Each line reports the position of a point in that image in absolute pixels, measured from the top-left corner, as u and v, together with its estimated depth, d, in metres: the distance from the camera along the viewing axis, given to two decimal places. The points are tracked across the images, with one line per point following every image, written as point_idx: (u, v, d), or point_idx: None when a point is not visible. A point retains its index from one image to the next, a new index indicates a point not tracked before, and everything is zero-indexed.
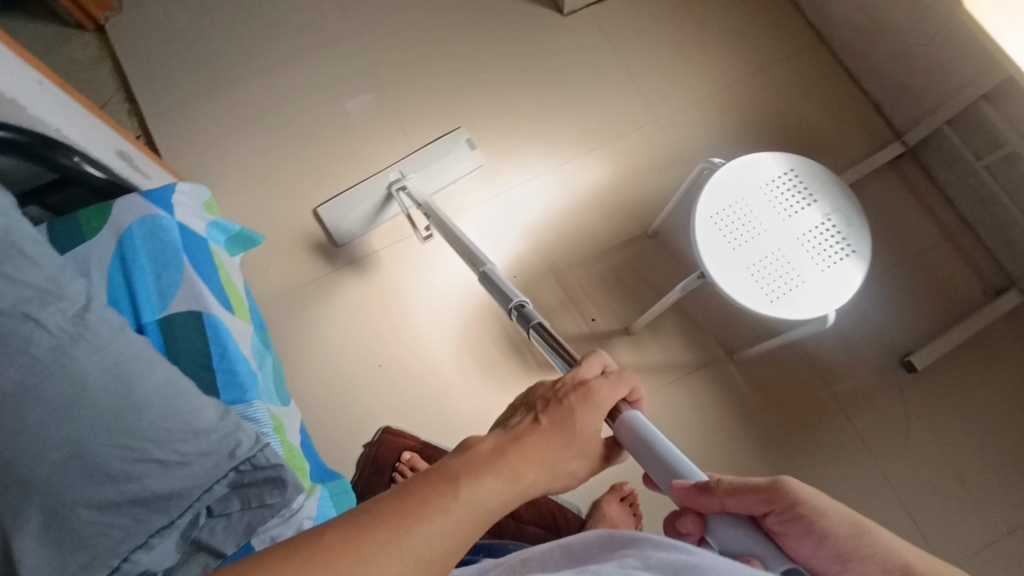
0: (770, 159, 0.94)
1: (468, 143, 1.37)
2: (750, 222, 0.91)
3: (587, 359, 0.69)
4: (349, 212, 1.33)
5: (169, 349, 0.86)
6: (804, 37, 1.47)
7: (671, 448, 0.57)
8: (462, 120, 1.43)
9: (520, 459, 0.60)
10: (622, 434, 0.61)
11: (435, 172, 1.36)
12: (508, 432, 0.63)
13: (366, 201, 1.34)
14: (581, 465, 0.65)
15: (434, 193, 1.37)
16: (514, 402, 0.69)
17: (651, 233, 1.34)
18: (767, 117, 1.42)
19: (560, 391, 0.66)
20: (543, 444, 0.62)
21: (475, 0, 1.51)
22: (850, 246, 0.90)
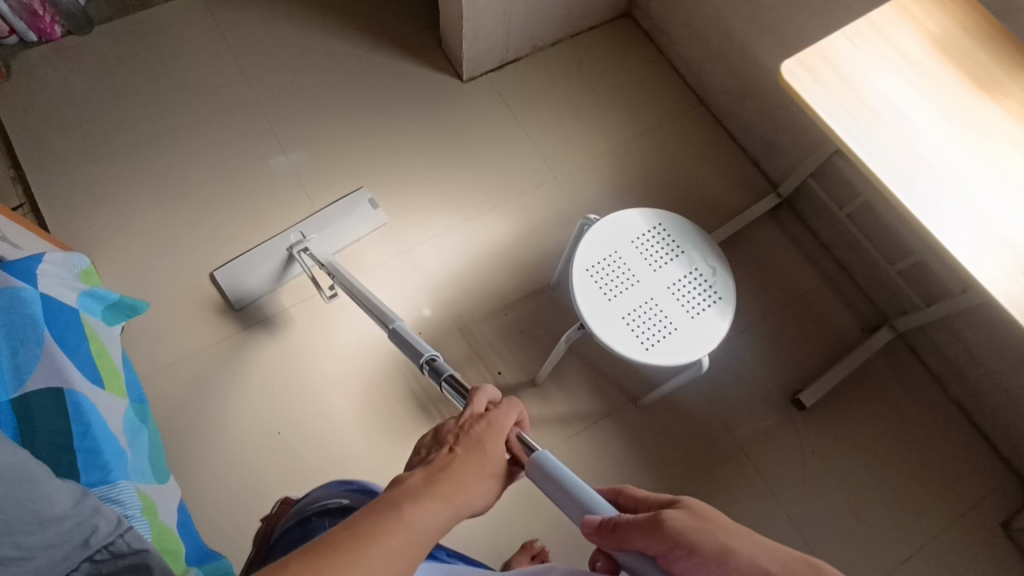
0: (638, 215, 0.99)
1: (371, 203, 1.40)
2: (624, 275, 0.95)
3: (476, 396, 0.71)
4: (252, 273, 1.31)
5: (22, 430, 0.79)
6: (686, 100, 1.60)
7: (575, 483, 0.58)
8: (369, 182, 1.46)
9: (450, 486, 0.61)
10: (529, 471, 0.61)
11: (337, 228, 1.37)
12: (428, 464, 0.63)
13: (268, 259, 1.32)
14: (495, 489, 0.66)
15: (337, 252, 1.37)
16: (424, 440, 0.68)
17: (554, 285, 1.37)
18: (658, 172, 1.52)
19: (466, 424, 0.67)
20: (465, 470, 0.62)
21: (379, 69, 1.58)
22: (717, 292, 0.95)
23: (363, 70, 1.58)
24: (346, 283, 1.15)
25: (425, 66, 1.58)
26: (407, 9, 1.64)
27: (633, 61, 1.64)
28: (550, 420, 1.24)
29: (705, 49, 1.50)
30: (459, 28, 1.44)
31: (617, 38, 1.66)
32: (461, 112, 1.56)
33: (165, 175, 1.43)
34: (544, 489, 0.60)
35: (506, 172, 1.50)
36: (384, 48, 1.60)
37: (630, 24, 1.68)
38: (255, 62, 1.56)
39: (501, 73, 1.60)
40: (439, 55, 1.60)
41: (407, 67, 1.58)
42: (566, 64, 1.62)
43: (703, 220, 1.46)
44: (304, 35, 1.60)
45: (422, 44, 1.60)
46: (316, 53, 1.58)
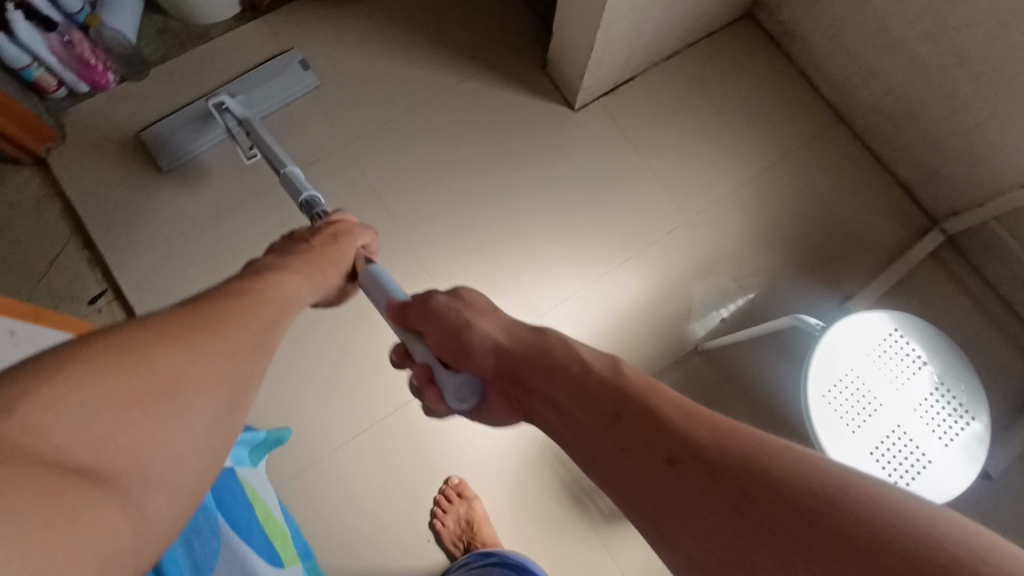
0: (874, 319, 0.85)
1: (301, 63, 1.35)
2: (865, 396, 0.82)
3: (352, 226, 0.86)
4: (184, 130, 1.28)
5: None
6: (824, 117, 1.41)
7: (391, 284, 0.78)
8: (482, 239, 1.30)
9: (318, 258, 0.75)
10: (366, 280, 0.79)
11: (270, 92, 1.32)
12: (283, 254, 0.75)
13: (189, 117, 1.29)
14: (338, 282, 0.78)
15: (262, 112, 1.32)
16: (279, 244, 0.82)
17: (701, 349, 1.26)
18: (799, 207, 1.36)
19: (316, 233, 0.82)
20: (301, 263, 0.73)
21: (477, 98, 1.38)
22: (969, 412, 0.83)
23: (457, 100, 1.38)
24: (260, 140, 1.13)
25: (527, 92, 1.39)
26: (501, 24, 1.42)
27: (759, 72, 1.43)
28: None
29: (855, 63, 1.30)
30: (579, 57, 1.24)
31: (739, 44, 1.45)
32: (572, 146, 1.37)
33: (255, 246, 1.27)
34: (370, 293, 0.79)
35: (631, 216, 1.34)
36: (480, 72, 1.39)
37: (753, 26, 1.46)
38: (337, 100, 1.36)
39: (614, 96, 1.40)
40: (543, 78, 1.40)
41: (508, 94, 1.38)
42: (685, 80, 1.42)
43: (855, 263, 1.32)
44: (386, 61, 1.39)
45: (522, 66, 1.40)
46: (403, 83, 1.38)
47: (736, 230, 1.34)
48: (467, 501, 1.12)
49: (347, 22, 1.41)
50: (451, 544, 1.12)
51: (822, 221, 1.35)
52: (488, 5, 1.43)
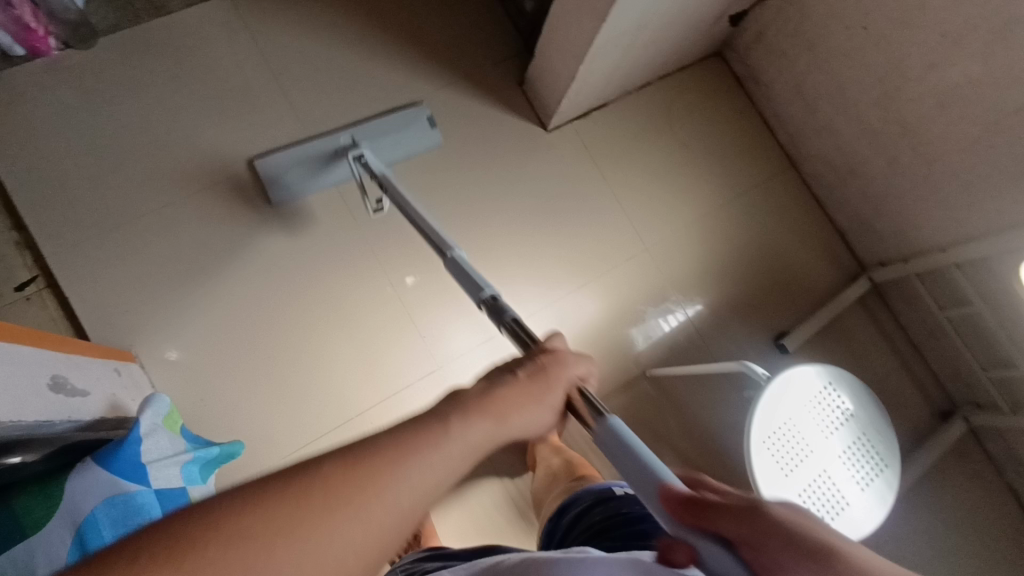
0: (810, 371, 0.92)
1: (428, 120, 1.30)
2: (797, 444, 0.89)
3: None
4: (292, 172, 1.21)
5: None
6: (777, 160, 1.49)
7: None
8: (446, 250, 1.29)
9: None
10: None
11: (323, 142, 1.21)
12: None
13: (312, 150, 1.20)
14: None
15: (391, 164, 1.29)
16: None
17: (647, 375, 1.32)
18: (750, 244, 1.43)
19: None
20: None
21: (450, 107, 1.36)
22: (883, 459, 0.92)
23: (429, 107, 1.36)
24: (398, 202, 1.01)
25: (502, 108, 1.39)
26: (480, 34, 1.41)
27: (723, 110, 1.50)
28: None
29: (810, 115, 1.39)
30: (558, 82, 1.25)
31: (707, 80, 1.50)
32: (541, 166, 1.39)
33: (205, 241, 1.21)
34: None
35: (592, 240, 1.38)
36: (456, 82, 1.38)
37: (721, 64, 1.52)
38: (304, 91, 1.30)
39: (586, 120, 1.43)
40: (518, 94, 1.40)
41: (482, 108, 1.38)
42: (654, 110, 1.46)
43: (795, 302, 1.41)
44: (360, 57, 1.35)
45: (498, 80, 1.40)
46: (376, 83, 1.34)
47: (690, 262, 1.40)
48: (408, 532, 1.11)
49: (320, 12, 1.35)
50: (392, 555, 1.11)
51: (769, 259, 1.43)
52: (468, 14, 1.42)
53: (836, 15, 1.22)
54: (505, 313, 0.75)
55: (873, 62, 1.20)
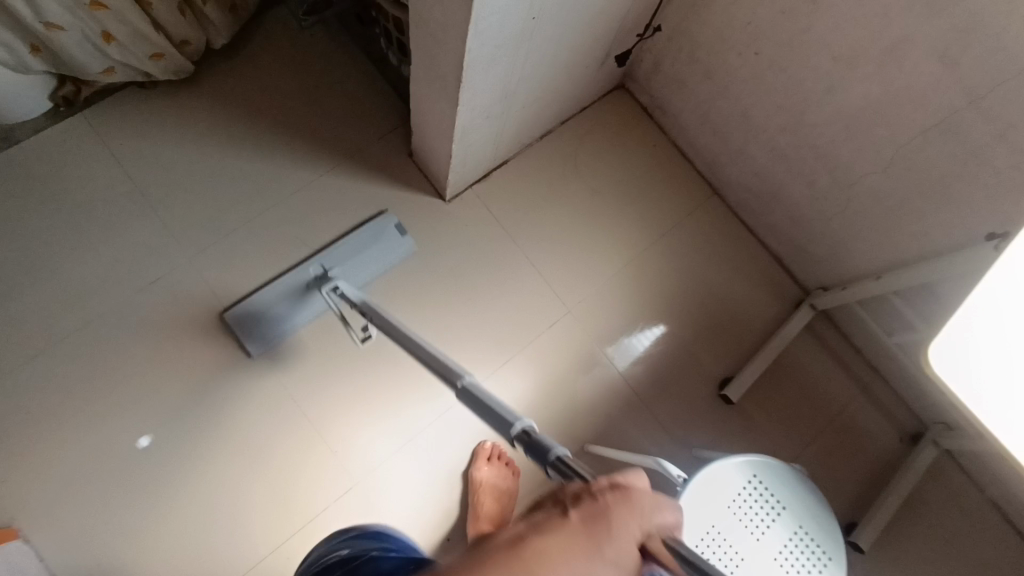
0: (728, 467, 0.83)
1: (398, 228, 1.26)
2: (723, 553, 0.80)
3: None
4: (277, 304, 1.19)
5: None
6: (698, 190, 1.40)
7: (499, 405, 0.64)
8: (352, 354, 1.21)
9: None
10: None
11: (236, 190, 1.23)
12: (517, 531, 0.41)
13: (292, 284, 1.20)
14: None
15: (367, 284, 1.24)
16: None
17: (585, 451, 1.23)
18: (679, 289, 1.34)
19: None
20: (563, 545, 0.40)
21: (336, 193, 1.27)
22: (826, 554, 0.83)
23: (314, 198, 1.27)
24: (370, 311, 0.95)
25: (393, 184, 1.30)
26: (360, 109, 1.32)
27: (635, 146, 1.40)
28: None
29: (723, 143, 1.29)
30: (439, 158, 1.16)
31: (613, 118, 1.41)
32: (445, 240, 1.29)
33: (90, 386, 1.13)
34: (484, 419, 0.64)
35: (509, 313, 1.28)
36: (341, 166, 1.29)
37: (626, 98, 1.43)
38: (181, 208, 1.23)
39: (487, 182, 1.34)
40: (411, 167, 1.31)
41: (373, 188, 1.29)
42: (560, 160, 1.37)
43: (734, 343, 1.33)
44: (235, 158, 1.27)
45: (387, 155, 1.31)
46: (255, 184, 1.26)
47: (618, 318, 1.31)
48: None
49: (185, 115, 1.27)
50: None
51: (701, 301, 1.34)
52: (346, 88, 1.32)
53: (725, 42, 1.11)
54: (451, 373, 0.75)
55: (770, 88, 1.10)
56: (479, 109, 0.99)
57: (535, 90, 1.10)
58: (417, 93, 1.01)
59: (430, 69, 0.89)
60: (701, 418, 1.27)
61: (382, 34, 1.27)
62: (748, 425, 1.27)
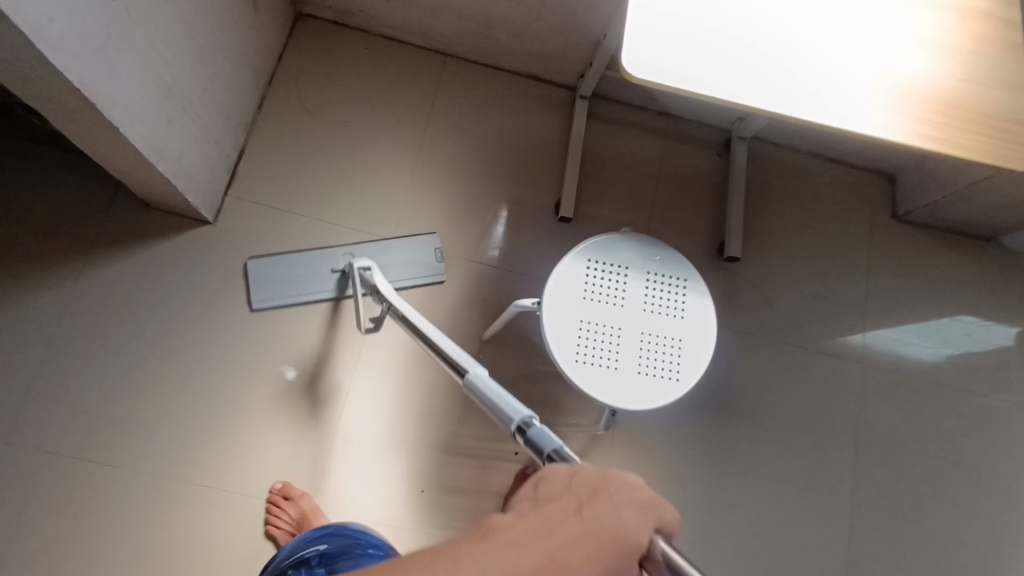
0: (563, 264, 0.87)
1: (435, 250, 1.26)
2: (604, 331, 0.85)
3: None
4: (300, 327, 1.20)
5: None
6: (429, 62, 1.38)
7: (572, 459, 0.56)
8: (231, 407, 1.15)
9: None
10: None
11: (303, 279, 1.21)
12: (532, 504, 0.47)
13: (300, 314, 1.21)
14: None
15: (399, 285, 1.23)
16: None
17: (484, 340, 1.23)
18: (474, 153, 1.35)
19: None
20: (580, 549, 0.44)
21: (105, 288, 1.16)
22: (678, 277, 0.88)
23: (88, 306, 1.15)
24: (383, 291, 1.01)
25: (153, 242, 1.19)
26: (66, 198, 1.19)
27: (351, 61, 1.36)
28: (595, 453, 1.22)
29: (416, 7, 1.26)
30: (166, 189, 1.06)
31: (314, 48, 1.35)
32: (239, 255, 1.21)
33: None
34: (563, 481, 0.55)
35: (342, 272, 1.23)
36: (94, 258, 1.17)
37: (312, 24, 1.37)
38: None
39: (240, 178, 1.25)
40: (159, 215, 1.21)
41: (140, 256, 1.18)
42: (293, 116, 1.31)
43: (546, 168, 1.36)
44: None
45: (126, 219, 1.20)
46: (21, 331, 1.12)
47: (437, 210, 1.30)
48: (296, 500, 1.09)
49: None
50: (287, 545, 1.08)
51: (496, 153, 1.35)
52: (38, 185, 1.19)
53: None
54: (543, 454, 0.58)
55: None
56: (149, 115, 0.90)
57: (200, 66, 1.01)
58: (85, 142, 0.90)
59: (61, 109, 0.79)
60: (562, 245, 1.31)
61: (26, 111, 1.13)
62: (601, 224, 1.33)
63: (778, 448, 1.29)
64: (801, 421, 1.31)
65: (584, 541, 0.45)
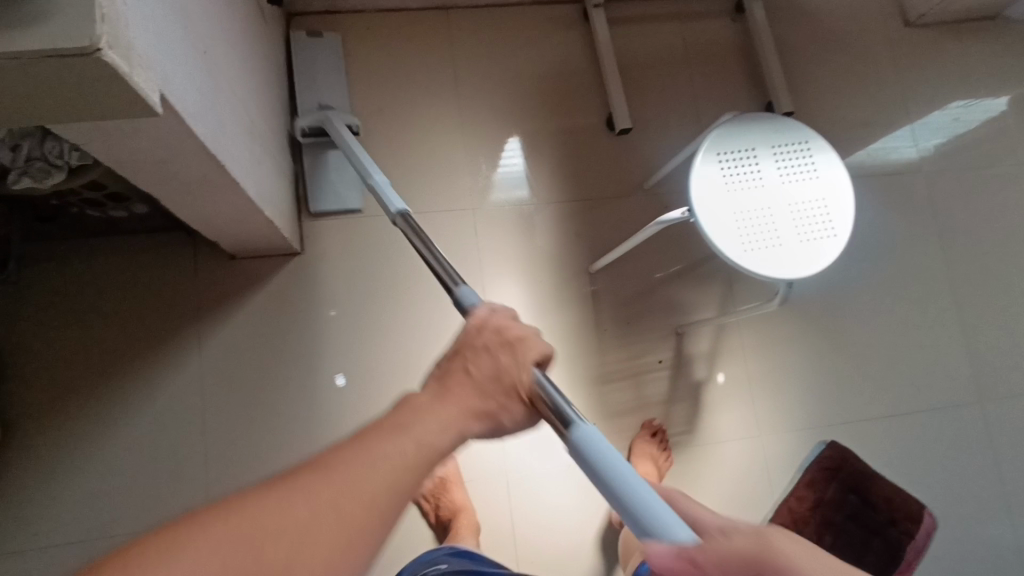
0: (700, 166, 0.89)
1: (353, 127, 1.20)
2: (757, 214, 0.88)
3: None
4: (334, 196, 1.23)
5: None
6: (433, 22, 1.34)
7: None
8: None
9: None
10: None
11: (335, 195, 1.23)
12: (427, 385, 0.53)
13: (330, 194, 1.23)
14: None
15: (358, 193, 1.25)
16: None
17: (594, 270, 1.27)
18: (512, 99, 1.33)
19: None
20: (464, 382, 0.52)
21: (228, 348, 1.17)
22: (800, 142, 0.93)
23: (219, 369, 1.16)
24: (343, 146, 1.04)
25: (253, 289, 1.19)
26: (151, 277, 1.17)
27: (359, 47, 1.30)
28: (726, 334, 1.29)
29: None
30: (263, 231, 1.05)
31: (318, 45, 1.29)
32: (342, 274, 1.23)
33: None
34: None
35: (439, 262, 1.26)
36: (206, 323, 1.17)
37: (305, 20, 1.29)
38: (144, 499, 1.10)
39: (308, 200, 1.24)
40: (245, 262, 1.20)
41: (246, 307, 1.19)
42: None
43: (583, 90, 1.35)
44: (131, 422, 1.12)
45: (219, 277, 1.19)
46: (173, 416, 1.14)
47: (502, 166, 1.30)
48: (445, 458, 1.14)
49: (42, 450, 1.09)
50: (419, 500, 1.12)
51: (531, 90, 1.34)
52: (122, 275, 1.17)
53: None
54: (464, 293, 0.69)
55: None
56: (247, 160, 0.87)
57: (257, 96, 0.97)
58: (191, 208, 0.88)
59: (182, 178, 0.76)
60: (628, 159, 1.33)
61: (79, 208, 1.07)
62: (655, 125, 1.35)
63: (876, 273, 1.38)
64: (889, 242, 1.39)
65: (474, 385, 0.52)
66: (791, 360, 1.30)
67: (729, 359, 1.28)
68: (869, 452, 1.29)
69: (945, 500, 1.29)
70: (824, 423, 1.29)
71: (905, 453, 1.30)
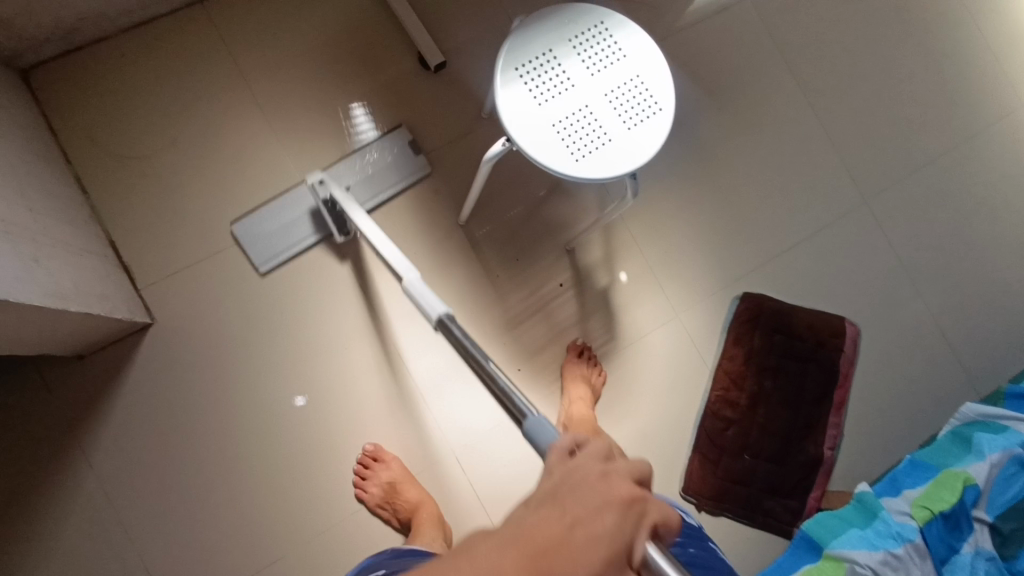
0: (501, 89, 0.82)
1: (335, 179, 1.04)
2: (577, 117, 0.83)
3: None
4: (277, 237, 1.14)
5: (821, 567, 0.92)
6: (193, 24, 1.17)
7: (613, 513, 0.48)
8: (335, 436, 1.14)
9: None
10: None
11: (274, 239, 1.14)
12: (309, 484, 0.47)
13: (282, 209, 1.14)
14: None
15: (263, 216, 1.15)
16: None
17: (465, 221, 1.21)
18: (313, 76, 1.20)
19: None
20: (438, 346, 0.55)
21: (121, 447, 1.08)
22: (596, 26, 0.86)
23: (120, 471, 1.07)
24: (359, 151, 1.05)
25: (120, 377, 1.09)
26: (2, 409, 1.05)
27: (120, 81, 1.14)
28: (615, 232, 1.27)
29: None
30: (89, 322, 0.94)
31: (73, 96, 1.13)
32: (227, 314, 1.14)
33: None
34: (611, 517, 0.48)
35: (324, 263, 1.17)
36: (84, 433, 1.07)
37: (45, 71, 1.12)
38: None
39: (138, 265, 1.12)
40: (97, 356, 1.09)
41: (120, 398, 1.09)
42: (123, 174, 1.13)
43: (385, 40, 1.23)
44: (51, 560, 1.04)
45: (75, 383, 1.08)
46: (91, 542, 1.05)
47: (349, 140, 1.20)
48: (387, 462, 1.11)
49: None
50: (377, 509, 1.10)
51: (330, 60, 1.21)
52: None
53: None
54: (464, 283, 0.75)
55: None
56: (14, 268, 0.76)
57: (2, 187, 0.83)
58: None
59: None
60: (457, 95, 1.24)
61: None
62: (471, 51, 1.25)
63: (738, 119, 1.35)
64: (741, 84, 1.36)
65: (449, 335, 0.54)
66: (684, 233, 1.30)
67: (625, 254, 1.26)
68: (782, 290, 1.32)
69: (860, 306, 1.35)
70: (733, 279, 1.30)
71: (813, 276, 1.34)
